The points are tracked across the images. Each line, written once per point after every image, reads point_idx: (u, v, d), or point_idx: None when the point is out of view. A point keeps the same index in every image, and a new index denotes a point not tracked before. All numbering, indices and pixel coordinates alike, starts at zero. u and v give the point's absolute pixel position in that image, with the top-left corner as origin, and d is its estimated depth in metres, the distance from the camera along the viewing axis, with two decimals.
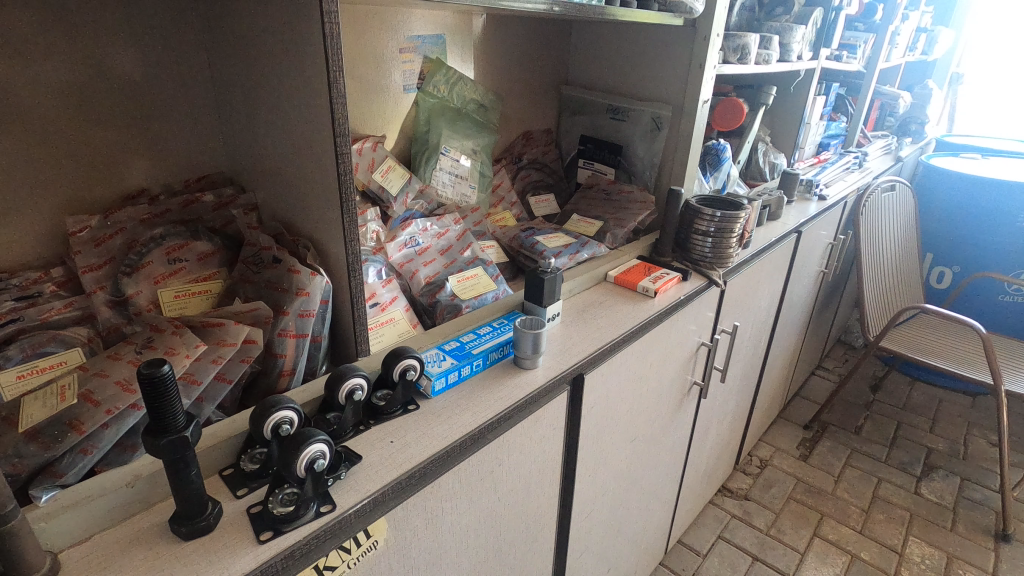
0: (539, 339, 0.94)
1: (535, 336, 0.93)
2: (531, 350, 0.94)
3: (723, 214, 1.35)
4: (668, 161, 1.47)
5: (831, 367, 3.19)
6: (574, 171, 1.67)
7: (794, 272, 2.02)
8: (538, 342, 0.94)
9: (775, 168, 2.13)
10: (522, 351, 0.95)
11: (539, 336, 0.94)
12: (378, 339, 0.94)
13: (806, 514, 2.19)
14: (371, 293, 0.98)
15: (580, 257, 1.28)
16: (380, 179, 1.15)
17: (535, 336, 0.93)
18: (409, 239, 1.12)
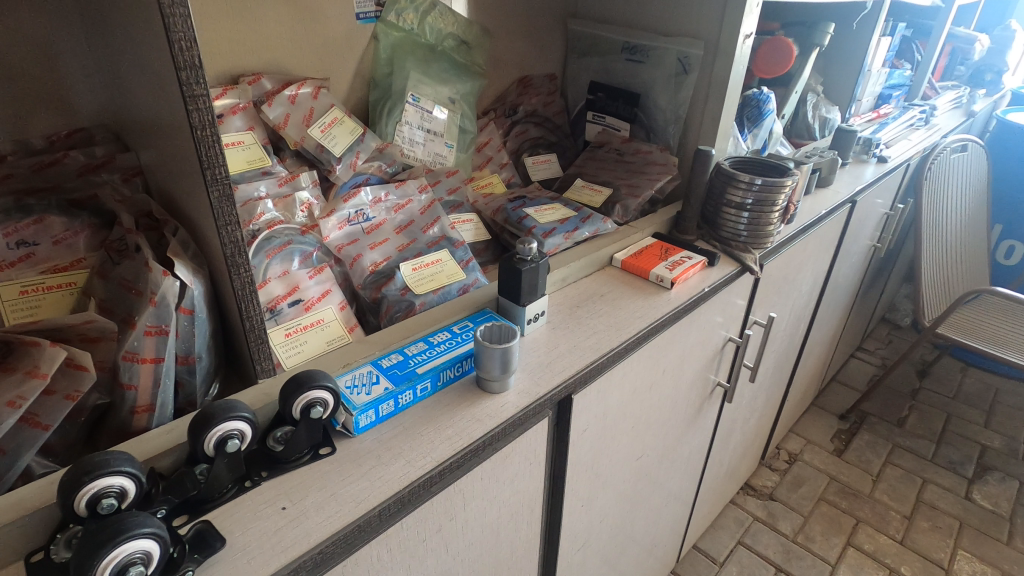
0: (509, 355, 0.70)
1: (503, 351, 0.69)
2: (498, 371, 0.70)
3: (764, 181, 1.07)
4: (698, 113, 1.18)
5: (873, 349, 2.88)
6: (582, 126, 1.38)
7: (843, 248, 1.71)
8: (508, 360, 0.70)
9: (827, 124, 1.80)
10: (486, 371, 0.70)
11: (510, 352, 0.70)
12: (297, 350, 0.72)
13: (840, 520, 1.96)
14: (293, 287, 0.75)
15: (579, 237, 1.02)
16: (318, 135, 0.88)
17: (503, 351, 0.69)
18: (356, 213, 0.88)
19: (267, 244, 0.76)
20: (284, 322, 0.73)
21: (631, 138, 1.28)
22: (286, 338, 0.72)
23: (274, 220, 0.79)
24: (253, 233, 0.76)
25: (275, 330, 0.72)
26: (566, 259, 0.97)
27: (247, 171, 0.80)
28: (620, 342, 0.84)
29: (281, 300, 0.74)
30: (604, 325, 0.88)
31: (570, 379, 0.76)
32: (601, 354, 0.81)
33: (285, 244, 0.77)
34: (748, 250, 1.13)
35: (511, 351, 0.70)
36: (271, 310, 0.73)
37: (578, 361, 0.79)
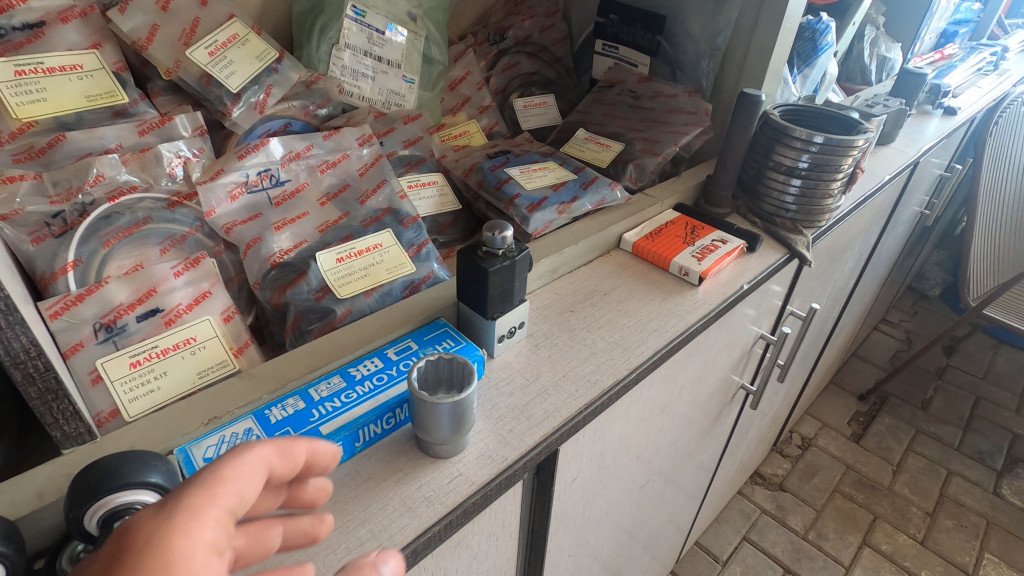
0: (465, 410, 0.46)
1: (451, 406, 0.44)
2: (448, 431, 0.46)
3: (827, 140, 0.80)
4: (743, 43, 0.88)
5: (898, 321, 2.64)
6: (588, 59, 1.08)
7: (892, 219, 1.44)
8: (463, 416, 0.46)
9: (885, 66, 1.49)
10: (427, 431, 0.46)
11: (464, 404, 0.46)
12: (148, 388, 0.48)
13: (856, 516, 1.79)
14: (146, 291, 0.51)
15: (578, 211, 0.76)
16: (204, 59, 0.60)
17: (451, 406, 0.44)
18: (259, 173, 0.61)
19: (105, 224, 0.51)
20: (128, 346, 0.49)
21: (651, 77, 0.99)
22: (130, 371, 0.48)
23: (127, 186, 0.54)
24: (84, 205, 0.51)
25: (111, 359, 0.48)
26: (560, 243, 0.72)
27: (86, 112, 0.54)
28: (628, 371, 0.59)
29: (126, 312, 0.49)
30: (607, 341, 0.63)
31: (555, 433, 0.52)
32: (600, 392, 0.57)
33: (141, 223, 0.53)
34: (798, 229, 0.86)
35: (466, 402, 0.46)
36: (107, 328, 0.48)
37: (566, 403, 0.55)
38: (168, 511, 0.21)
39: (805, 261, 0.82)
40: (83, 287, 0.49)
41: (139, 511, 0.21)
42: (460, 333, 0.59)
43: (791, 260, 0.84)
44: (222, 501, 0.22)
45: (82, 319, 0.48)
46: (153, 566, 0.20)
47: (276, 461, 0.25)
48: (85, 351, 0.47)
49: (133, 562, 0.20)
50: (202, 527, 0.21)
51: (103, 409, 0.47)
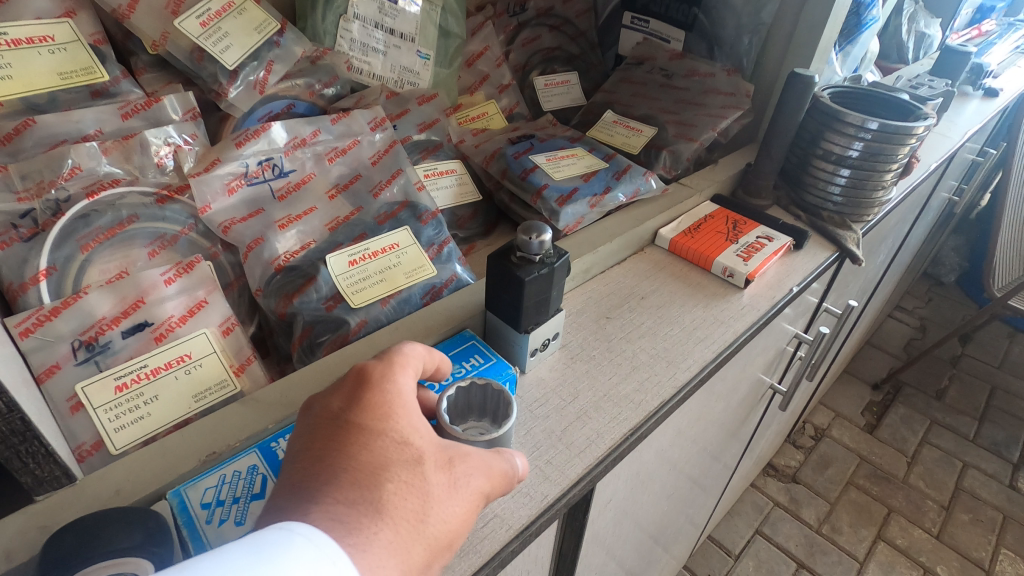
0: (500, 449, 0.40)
1: (489, 442, 0.39)
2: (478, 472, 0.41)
3: (885, 125, 0.72)
4: (791, 17, 0.80)
5: (913, 308, 2.52)
6: (615, 33, 1.00)
7: (926, 207, 1.37)
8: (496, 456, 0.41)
9: (923, 42, 1.40)
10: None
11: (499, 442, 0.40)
12: (137, 415, 0.42)
13: (870, 510, 1.75)
14: (132, 302, 0.44)
15: (612, 204, 0.69)
16: (195, 30, 0.52)
17: (489, 442, 0.39)
18: (260, 163, 0.54)
19: (83, 225, 0.44)
20: (112, 367, 0.42)
21: (685, 54, 0.91)
22: (116, 395, 0.42)
23: (109, 179, 0.47)
24: (58, 202, 0.44)
25: (93, 383, 0.41)
26: (593, 240, 0.65)
27: (60, 91, 0.47)
28: (675, 390, 0.53)
29: (109, 327, 0.43)
30: (649, 354, 0.57)
31: (598, 465, 0.46)
32: (645, 415, 0.50)
33: (125, 222, 0.46)
34: (847, 224, 0.79)
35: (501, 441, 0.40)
36: (88, 346, 0.42)
37: (609, 428, 0.49)
38: (389, 362, 0.37)
39: (856, 259, 0.76)
40: (59, 299, 0.42)
41: (372, 363, 0.36)
42: (487, 346, 0.53)
43: (840, 257, 0.77)
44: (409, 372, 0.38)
45: (58, 336, 0.41)
46: (387, 391, 0.35)
47: (427, 361, 0.40)
48: (62, 374, 0.41)
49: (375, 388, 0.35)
50: (407, 376, 0.37)
51: (85, 440, 0.41)
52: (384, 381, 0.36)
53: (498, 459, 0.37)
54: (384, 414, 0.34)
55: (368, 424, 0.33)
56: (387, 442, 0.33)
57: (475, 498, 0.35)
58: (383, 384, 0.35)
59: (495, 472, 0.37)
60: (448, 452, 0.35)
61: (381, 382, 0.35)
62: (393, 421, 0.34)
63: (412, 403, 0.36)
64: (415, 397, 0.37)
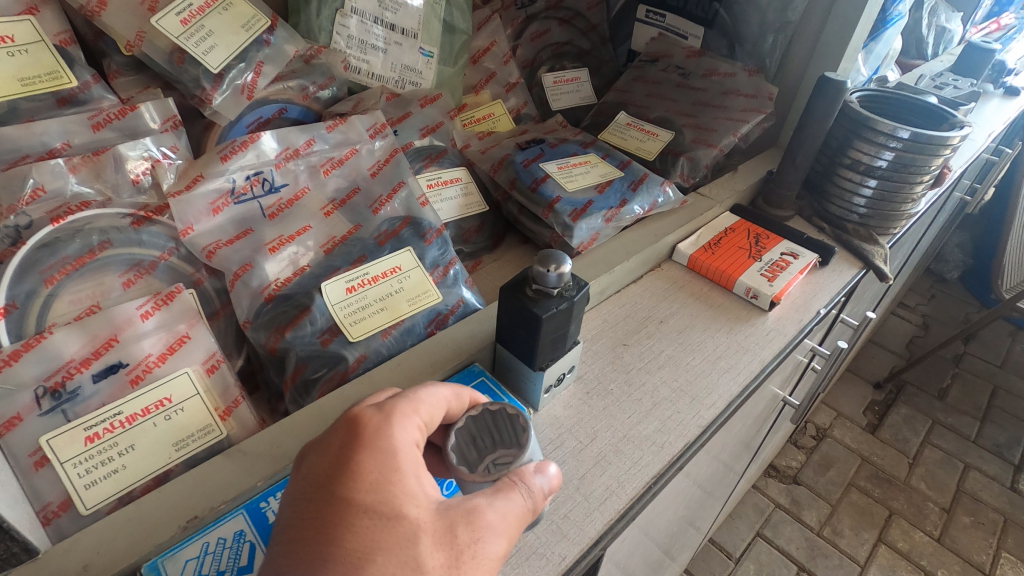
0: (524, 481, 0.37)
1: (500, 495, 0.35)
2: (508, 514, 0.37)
3: (917, 134, 0.67)
4: (819, 15, 0.75)
5: (915, 305, 2.49)
6: (628, 27, 0.94)
7: (940, 211, 1.33)
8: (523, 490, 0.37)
9: (943, 37, 1.35)
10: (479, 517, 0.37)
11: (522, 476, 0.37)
12: (110, 470, 0.37)
13: (872, 512, 1.73)
14: (104, 342, 0.40)
15: (628, 218, 0.65)
16: (175, 29, 0.47)
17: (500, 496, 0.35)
18: (249, 178, 0.49)
19: (48, 255, 0.39)
20: (82, 416, 0.38)
21: (703, 52, 0.86)
22: (86, 448, 0.37)
23: (78, 200, 0.42)
24: (18, 228, 0.39)
25: (60, 435, 0.37)
26: (609, 258, 0.61)
27: (22, 100, 0.42)
28: (700, 431, 0.49)
29: (78, 370, 0.38)
30: (670, 388, 0.52)
31: (620, 520, 0.42)
32: (669, 460, 0.46)
33: (96, 249, 0.41)
34: (874, 237, 0.75)
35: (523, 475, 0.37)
36: (53, 394, 0.37)
37: (630, 475, 0.45)
38: (387, 412, 0.33)
39: (885, 277, 0.71)
40: (20, 341, 0.37)
41: (366, 414, 0.32)
42: (497, 381, 0.49)
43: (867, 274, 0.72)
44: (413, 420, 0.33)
45: (19, 383, 0.37)
46: (381, 451, 0.31)
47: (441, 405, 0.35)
48: (24, 426, 0.36)
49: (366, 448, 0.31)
50: (407, 429, 0.32)
51: (51, 500, 0.36)
52: (378, 441, 0.31)
53: (511, 504, 0.33)
54: (374, 485, 0.30)
55: (354, 500, 0.29)
56: (377, 519, 0.29)
57: (485, 562, 0.31)
58: (376, 444, 0.31)
59: (510, 528, 0.33)
60: (451, 520, 0.31)
61: (375, 445, 0.31)
62: (386, 492, 0.30)
63: (410, 462, 0.31)
64: (417, 451, 0.32)
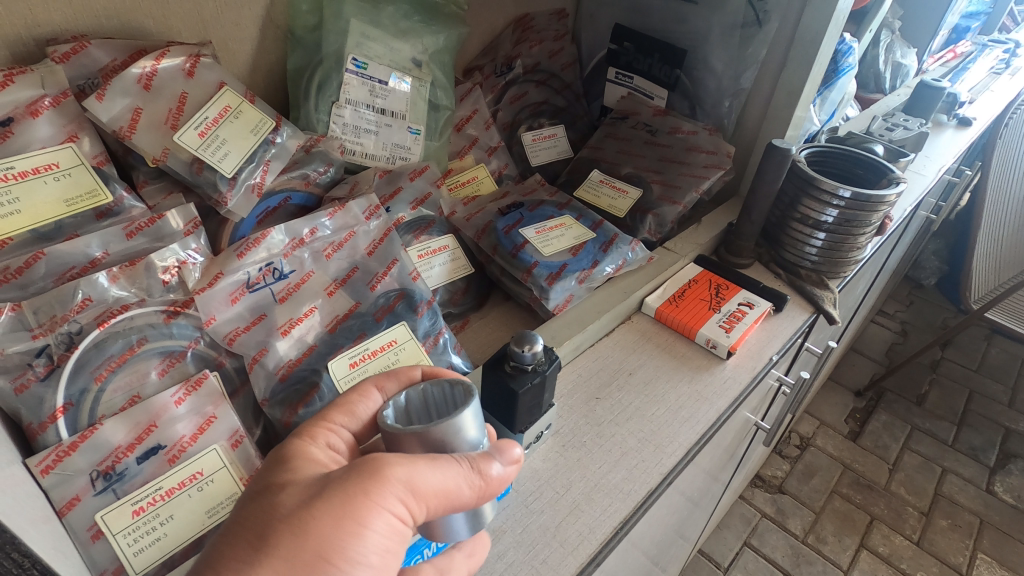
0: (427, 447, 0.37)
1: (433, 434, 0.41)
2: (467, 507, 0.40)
3: (855, 194, 0.75)
4: (769, 83, 0.83)
5: (894, 312, 2.40)
6: (599, 86, 1.02)
7: (902, 236, 1.41)
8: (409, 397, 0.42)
9: (900, 72, 1.43)
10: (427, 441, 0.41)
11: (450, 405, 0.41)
12: (154, 537, 0.44)
13: (853, 518, 1.70)
14: (145, 428, 0.46)
15: (600, 278, 0.72)
16: (194, 142, 0.54)
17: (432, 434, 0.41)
18: (262, 269, 0.56)
19: (96, 355, 0.46)
20: (129, 493, 0.44)
21: (668, 111, 0.94)
22: (134, 520, 0.44)
23: (118, 304, 0.48)
24: (70, 335, 0.46)
25: (111, 511, 0.44)
26: (582, 318, 0.68)
27: (65, 218, 0.49)
28: (661, 477, 0.56)
29: (124, 454, 0.45)
30: (637, 438, 0.60)
31: (590, 563, 0.49)
32: (634, 505, 0.54)
33: (135, 346, 0.47)
34: (824, 282, 0.83)
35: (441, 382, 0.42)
36: (105, 475, 0.44)
37: (599, 522, 0.52)
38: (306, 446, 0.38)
39: (833, 320, 0.79)
40: (75, 433, 0.44)
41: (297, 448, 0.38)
42: None
43: (818, 317, 0.80)
44: (339, 412, 0.41)
45: (76, 470, 0.43)
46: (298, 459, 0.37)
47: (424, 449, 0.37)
48: (82, 505, 0.43)
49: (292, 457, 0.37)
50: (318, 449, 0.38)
51: (107, 566, 0.43)
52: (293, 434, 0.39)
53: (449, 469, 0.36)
54: (271, 463, 0.37)
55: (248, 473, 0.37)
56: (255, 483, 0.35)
57: (374, 479, 0.33)
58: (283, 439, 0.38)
59: (405, 469, 0.34)
60: (338, 470, 0.34)
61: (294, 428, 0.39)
62: (276, 464, 0.36)
63: (312, 455, 0.37)
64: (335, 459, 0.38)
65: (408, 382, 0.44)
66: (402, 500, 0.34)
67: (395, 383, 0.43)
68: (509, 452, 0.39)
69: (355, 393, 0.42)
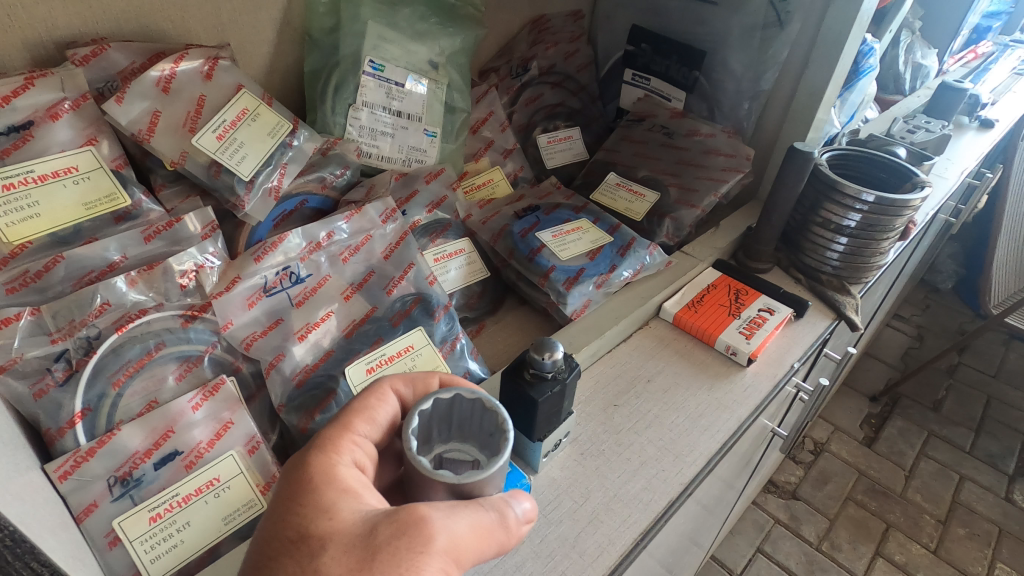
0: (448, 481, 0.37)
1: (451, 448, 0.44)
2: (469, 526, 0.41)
3: (880, 199, 0.73)
4: (789, 85, 0.81)
5: (910, 316, 2.37)
6: (615, 87, 1.01)
7: (921, 240, 1.38)
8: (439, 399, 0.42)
9: (920, 73, 1.41)
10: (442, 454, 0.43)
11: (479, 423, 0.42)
12: (171, 544, 0.44)
13: (869, 526, 1.67)
14: (162, 434, 0.46)
15: (617, 283, 0.71)
16: (212, 146, 0.54)
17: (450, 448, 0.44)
18: (278, 273, 0.56)
19: (114, 360, 0.45)
20: (146, 499, 0.44)
21: (685, 113, 0.92)
22: (151, 526, 0.44)
23: (136, 308, 0.48)
24: (89, 339, 0.45)
25: (129, 517, 0.43)
26: (600, 324, 0.67)
27: (84, 221, 0.49)
28: (682, 487, 0.55)
29: (141, 460, 0.45)
30: (656, 447, 0.59)
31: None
32: (654, 516, 0.53)
33: (153, 351, 0.47)
34: (846, 288, 0.81)
35: (477, 398, 0.42)
36: (122, 481, 0.44)
37: (619, 532, 0.51)
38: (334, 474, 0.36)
39: (855, 327, 0.78)
40: (93, 439, 0.44)
41: (323, 472, 0.36)
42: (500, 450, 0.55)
43: (839, 323, 0.79)
44: (360, 419, 0.40)
45: (94, 476, 0.43)
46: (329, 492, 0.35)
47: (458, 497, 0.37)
48: (100, 511, 0.43)
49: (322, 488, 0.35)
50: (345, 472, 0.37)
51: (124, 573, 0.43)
52: (314, 446, 0.38)
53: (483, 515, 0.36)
54: (297, 489, 0.36)
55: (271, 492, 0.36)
56: (284, 515, 0.35)
57: (421, 548, 0.32)
58: (306, 456, 0.37)
59: (449, 539, 0.33)
60: (377, 523, 0.33)
61: (314, 439, 0.38)
62: (303, 492, 0.35)
63: (340, 480, 0.36)
64: (364, 483, 0.37)
65: (425, 390, 0.43)
66: (443, 569, 0.33)
67: (411, 388, 0.43)
68: (527, 505, 0.39)
69: (372, 396, 0.41)
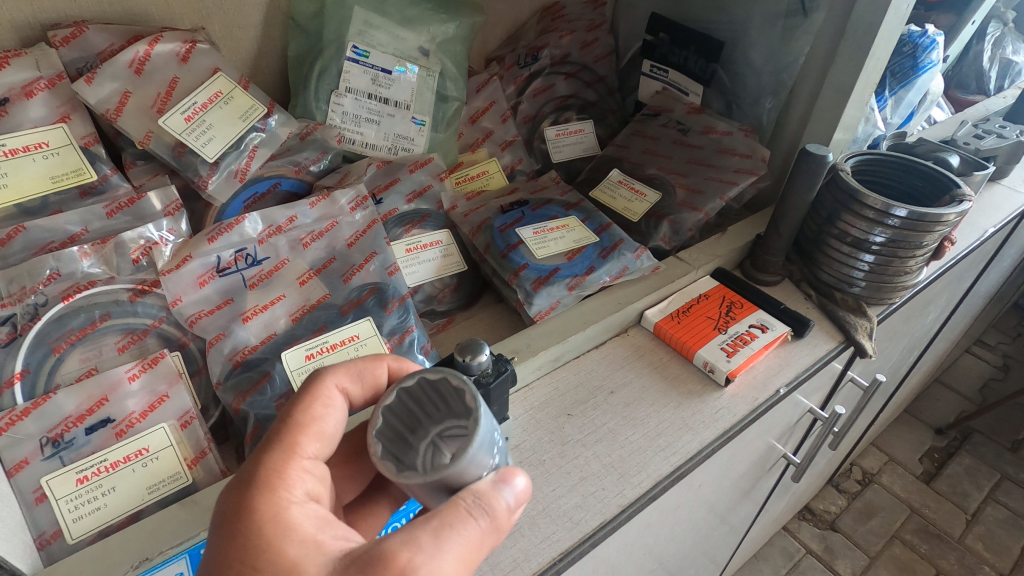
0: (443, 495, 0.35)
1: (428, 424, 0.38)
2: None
3: (909, 214, 0.65)
4: (815, 81, 0.73)
5: (995, 343, 2.11)
6: (635, 79, 0.96)
7: (995, 260, 1.22)
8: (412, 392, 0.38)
9: (1011, 70, 1.24)
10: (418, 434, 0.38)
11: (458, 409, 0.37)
12: (94, 506, 0.46)
13: (914, 570, 1.51)
14: (97, 400, 0.48)
15: (593, 286, 0.67)
16: (178, 127, 0.55)
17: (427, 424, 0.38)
18: (233, 254, 0.57)
19: (57, 328, 0.48)
20: (75, 462, 0.46)
21: (702, 109, 0.87)
22: (77, 487, 0.46)
23: (86, 279, 0.51)
24: (36, 306, 0.48)
25: (57, 476, 0.45)
26: (565, 328, 0.63)
27: (51, 194, 0.51)
28: (618, 509, 0.52)
29: (74, 424, 0.47)
30: (601, 463, 0.55)
31: None
32: (580, 537, 0.50)
33: (97, 321, 0.50)
34: (862, 308, 0.73)
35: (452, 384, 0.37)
36: (54, 442, 0.46)
37: (538, 549, 0.49)
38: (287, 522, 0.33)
39: (864, 354, 0.70)
40: (30, 400, 0.47)
41: (273, 523, 0.33)
42: None
43: (846, 348, 0.72)
44: (306, 438, 0.38)
45: (27, 434, 0.46)
46: (289, 548, 0.32)
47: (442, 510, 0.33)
48: (30, 468, 0.45)
49: (279, 545, 0.32)
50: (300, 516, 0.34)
51: (46, 529, 0.45)
52: (256, 485, 0.34)
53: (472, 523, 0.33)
54: (248, 544, 0.32)
55: (217, 549, 0.33)
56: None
57: None
58: (250, 502, 0.34)
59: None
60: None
61: (256, 477, 0.35)
62: (253, 549, 0.32)
63: (296, 525, 0.33)
64: (322, 519, 0.34)
65: (372, 385, 0.43)
66: None
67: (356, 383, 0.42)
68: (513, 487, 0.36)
69: (315, 406, 0.39)
